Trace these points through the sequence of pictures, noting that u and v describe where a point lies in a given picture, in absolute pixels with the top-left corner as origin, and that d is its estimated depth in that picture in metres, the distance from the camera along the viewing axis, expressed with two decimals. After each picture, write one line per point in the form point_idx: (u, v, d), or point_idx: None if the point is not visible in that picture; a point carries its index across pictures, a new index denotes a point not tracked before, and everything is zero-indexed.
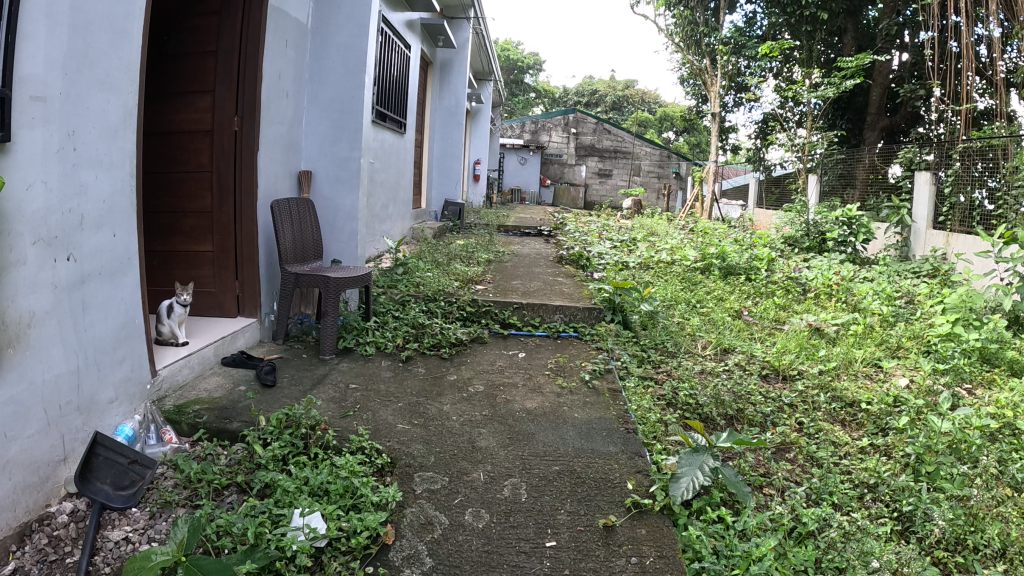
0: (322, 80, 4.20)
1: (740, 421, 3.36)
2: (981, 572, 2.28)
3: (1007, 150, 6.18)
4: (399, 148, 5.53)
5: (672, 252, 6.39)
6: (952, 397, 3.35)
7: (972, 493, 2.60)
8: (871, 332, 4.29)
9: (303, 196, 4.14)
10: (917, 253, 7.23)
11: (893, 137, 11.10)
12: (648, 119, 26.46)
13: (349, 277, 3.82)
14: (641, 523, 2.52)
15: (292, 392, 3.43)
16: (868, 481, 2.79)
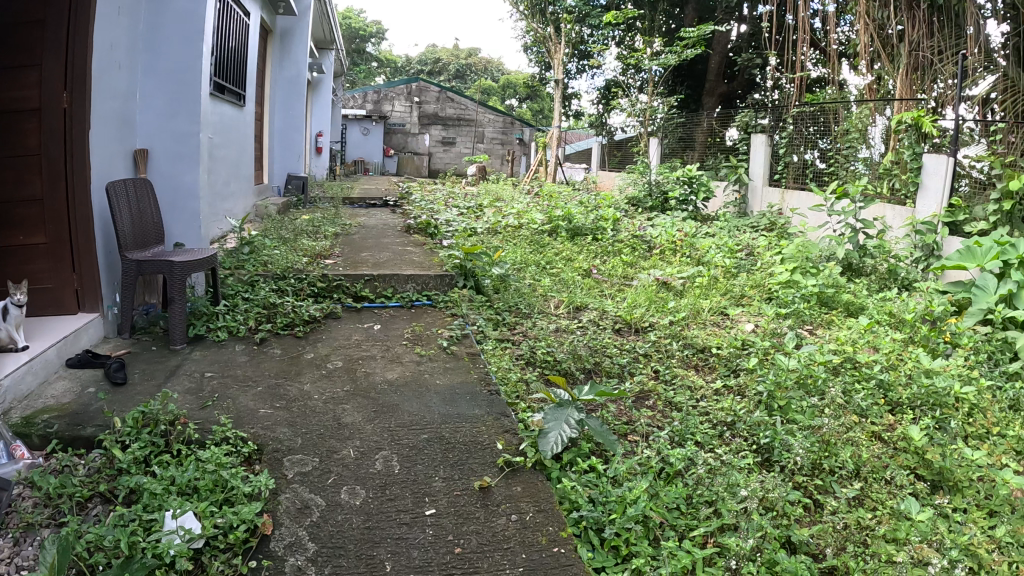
0: (157, 51, 3.88)
1: (598, 374, 3.25)
2: (837, 491, 2.36)
3: (838, 114, 6.82)
4: (239, 122, 5.21)
5: (519, 216, 6.54)
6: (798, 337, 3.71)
7: (823, 423, 2.71)
8: (716, 284, 4.66)
9: (141, 177, 3.81)
10: (754, 209, 7.85)
11: (731, 102, 11.79)
12: (490, 87, 26.00)
13: (195, 260, 3.44)
14: (516, 480, 2.17)
15: (146, 387, 3.02)
16: (726, 419, 2.79)
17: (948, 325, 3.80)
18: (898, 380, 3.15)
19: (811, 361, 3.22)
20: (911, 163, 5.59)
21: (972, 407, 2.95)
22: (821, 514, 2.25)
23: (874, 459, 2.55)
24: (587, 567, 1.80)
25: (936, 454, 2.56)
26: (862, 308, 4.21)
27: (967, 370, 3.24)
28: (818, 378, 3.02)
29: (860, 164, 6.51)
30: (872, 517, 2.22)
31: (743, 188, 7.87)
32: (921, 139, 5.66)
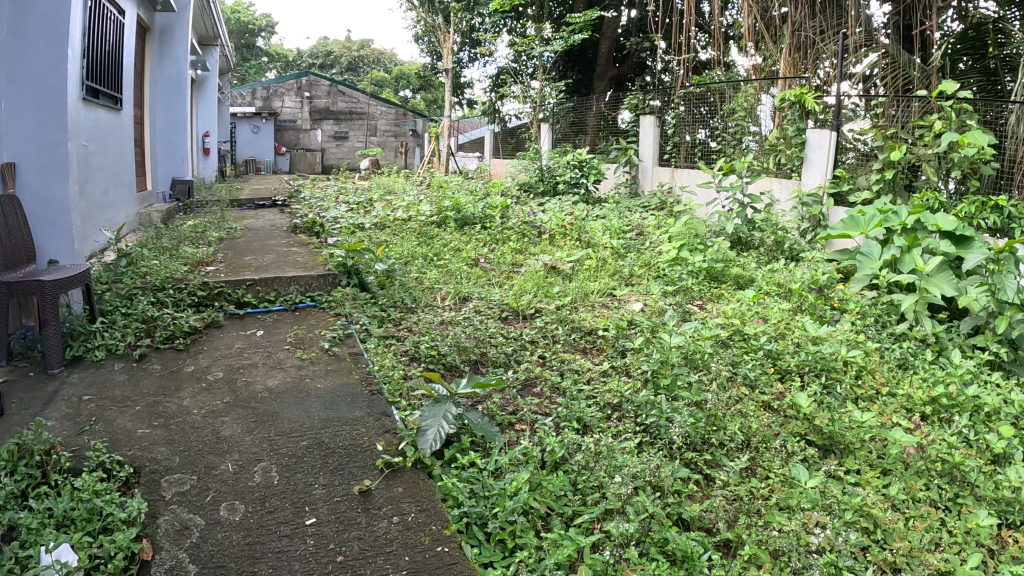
0: (22, 56, 3.65)
1: (485, 365, 3.10)
2: (728, 464, 2.34)
3: (724, 94, 6.90)
4: (115, 128, 4.96)
5: (407, 209, 6.40)
6: (683, 313, 3.72)
7: (706, 398, 2.68)
8: (605, 266, 4.63)
9: (9, 194, 3.55)
10: (645, 189, 7.94)
11: (622, 85, 11.76)
12: (384, 79, 23.75)
13: (66, 277, 3.21)
14: (397, 481, 2.11)
15: (21, 417, 2.68)
16: (612, 401, 2.72)
17: (836, 291, 3.89)
18: (786, 349, 3.18)
19: (697, 337, 3.19)
20: (796, 138, 5.73)
21: (860, 369, 3.03)
22: (712, 488, 2.23)
23: (763, 428, 2.57)
24: (473, 565, 1.76)
25: (824, 419, 2.59)
26: (751, 280, 4.32)
27: (850, 334, 3.33)
28: (703, 351, 2.99)
29: (754, 140, 6.56)
30: (762, 486, 2.23)
31: (635, 169, 7.95)
32: (805, 116, 5.75)
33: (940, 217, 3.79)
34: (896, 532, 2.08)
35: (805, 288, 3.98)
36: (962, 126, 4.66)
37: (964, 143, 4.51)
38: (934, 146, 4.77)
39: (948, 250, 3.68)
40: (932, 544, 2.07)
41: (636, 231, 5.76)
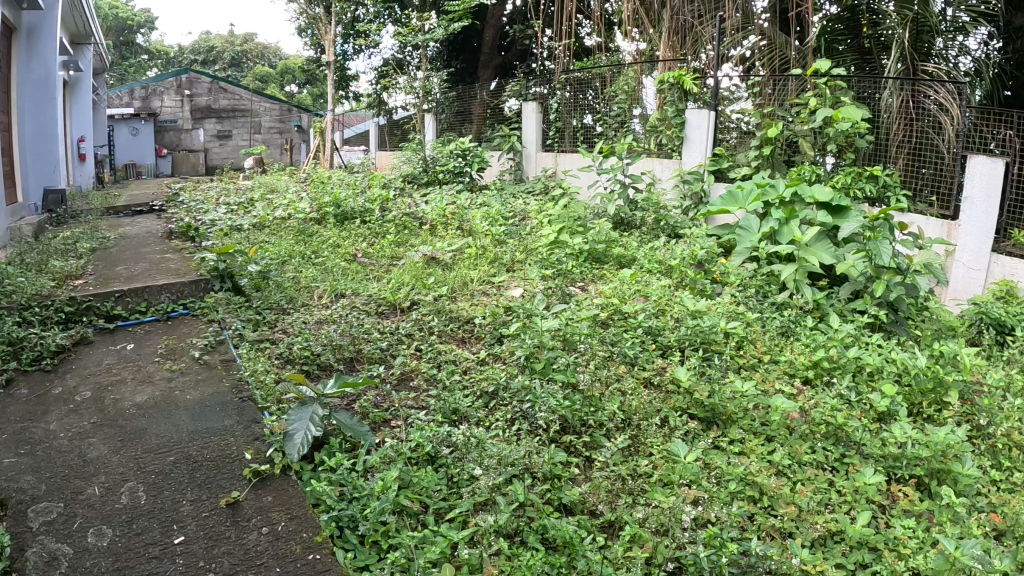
0: None
1: (360, 362, 3.05)
2: (606, 444, 2.40)
3: (605, 79, 6.99)
4: None
5: (287, 207, 6.21)
6: (562, 296, 3.72)
7: (581, 379, 2.72)
8: (484, 254, 4.61)
9: None
10: (529, 175, 8.05)
11: (508, 70, 11.77)
12: (268, 74, 22.69)
13: None
14: (267, 488, 2.08)
15: None
16: (487, 388, 2.68)
17: (717, 265, 4.06)
18: (665, 325, 3.27)
19: (573, 319, 3.21)
20: (675, 119, 5.98)
21: (741, 339, 3.19)
22: (592, 468, 2.28)
23: (645, 405, 2.62)
24: (346, 568, 1.75)
25: (704, 393, 2.67)
26: (633, 259, 4.47)
27: (730, 307, 3.48)
28: (578, 333, 3.04)
29: (640, 124, 6.63)
30: (645, 464, 2.28)
31: (518, 155, 7.97)
32: (683, 96, 6.03)
33: (817, 189, 4.02)
34: (782, 499, 2.18)
35: (686, 264, 4.13)
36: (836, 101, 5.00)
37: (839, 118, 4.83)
38: (809, 122, 5.12)
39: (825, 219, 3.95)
40: (820, 506, 2.20)
41: (519, 216, 5.90)
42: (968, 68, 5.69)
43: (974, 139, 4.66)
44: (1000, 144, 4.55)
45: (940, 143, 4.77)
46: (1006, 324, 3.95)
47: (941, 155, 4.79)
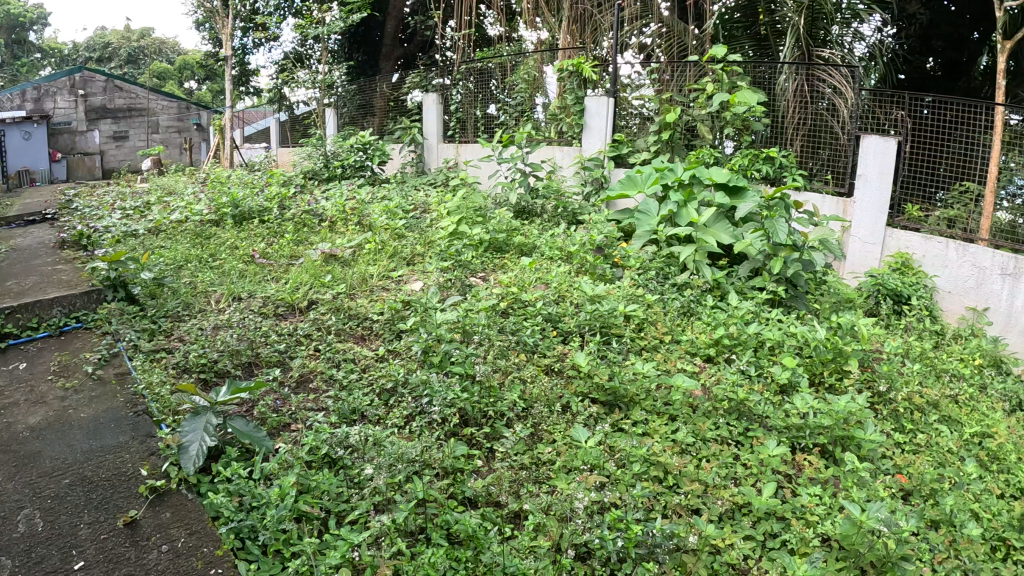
0: None
1: (258, 367, 3.16)
2: (507, 434, 2.69)
3: (506, 70, 7.20)
4: None
5: (183, 209, 6.03)
6: (460, 288, 4.07)
7: (478, 370, 3.01)
8: (382, 249, 4.85)
9: None
10: (431, 167, 8.08)
11: (411, 62, 11.72)
12: (166, 69, 21.91)
13: None
14: (165, 505, 2.17)
15: None
16: (387, 385, 2.93)
17: (617, 249, 4.71)
18: (566, 311, 3.72)
19: (470, 311, 3.54)
20: (574, 106, 6.51)
21: (639, 320, 3.70)
22: (494, 461, 2.57)
23: (549, 393, 2.97)
24: None
25: (605, 377, 3.04)
26: (533, 247, 4.93)
27: (629, 292, 4.02)
28: (474, 324, 3.36)
29: (543, 111, 6.88)
30: (548, 452, 2.60)
31: (419, 148, 7.97)
32: (582, 84, 6.58)
33: (714, 172, 4.69)
34: (686, 476, 2.55)
35: (585, 249, 4.70)
36: (731, 86, 5.71)
37: (734, 102, 5.61)
38: (706, 107, 5.82)
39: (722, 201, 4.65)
40: (726, 480, 2.59)
41: (421, 209, 6.11)
42: (863, 53, 6.40)
43: (866, 121, 5.46)
44: (890, 126, 5.32)
45: (835, 126, 5.59)
46: (904, 295, 4.92)
47: (836, 136, 5.60)
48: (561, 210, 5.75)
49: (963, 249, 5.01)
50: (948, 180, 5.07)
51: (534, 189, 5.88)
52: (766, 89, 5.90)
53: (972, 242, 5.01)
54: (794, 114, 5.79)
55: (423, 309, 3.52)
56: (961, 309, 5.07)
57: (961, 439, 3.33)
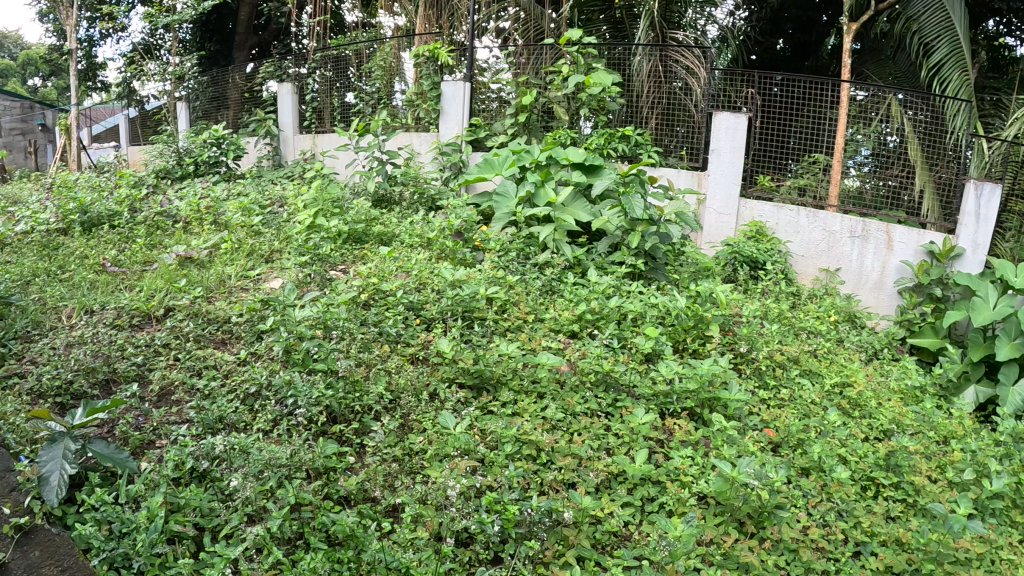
0: None
1: (116, 382, 3.26)
2: (376, 428, 3.19)
3: (362, 55, 7.14)
4: None
5: (27, 217, 5.63)
6: (320, 283, 4.19)
7: (340, 365, 3.44)
8: (239, 247, 4.81)
9: None
10: (289, 159, 7.80)
11: (266, 52, 11.33)
12: (6, 66, 20.46)
13: None
14: (32, 545, 2.29)
15: None
16: (250, 390, 3.25)
17: (477, 232, 4.99)
18: (428, 298, 4.21)
19: (331, 304, 3.89)
20: (431, 92, 6.47)
21: (504, 303, 4.27)
22: (363, 459, 3.06)
23: (416, 381, 3.54)
24: None
25: (468, 362, 3.66)
26: (393, 236, 5.06)
27: (490, 273, 4.51)
28: (336, 319, 3.75)
29: (401, 97, 6.84)
30: (419, 441, 3.17)
31: (275, 140, 7.67)
32: (439, 70, 6.56)
33: (570, 153, 5.10)
34: (560, 452, 3.22)
35: (445, 235, 4.94)
36: (588, 68, 5.79)
37: (589, 83, 5.67)
38: (563, 88, 5.87)
39: (579, 180, 5.09)
40: (599, 451, 3.30)
41: (279, 204, 5.96)
42: (716, 35, 6.81)
43: (718, 99, 5.73)
44: (742, 103, 5.66)
45: (690, 104, 5.78)
46: (759, 260, 5.27)
47: (690, 113, 5.79)
48: (419, 197, 5.86)
49: (813, 215, 5.46)
50: (798, 152, 5.59)
51: (392, 177, 5.89)
52: (621, 69, 6.06)
53: (822, 208, 5.51)
54: (649, 94, 5.95)
55: (281, 309, 3.70)
56: (813, 270, 5.53)
57: (823, 390, 4.06)
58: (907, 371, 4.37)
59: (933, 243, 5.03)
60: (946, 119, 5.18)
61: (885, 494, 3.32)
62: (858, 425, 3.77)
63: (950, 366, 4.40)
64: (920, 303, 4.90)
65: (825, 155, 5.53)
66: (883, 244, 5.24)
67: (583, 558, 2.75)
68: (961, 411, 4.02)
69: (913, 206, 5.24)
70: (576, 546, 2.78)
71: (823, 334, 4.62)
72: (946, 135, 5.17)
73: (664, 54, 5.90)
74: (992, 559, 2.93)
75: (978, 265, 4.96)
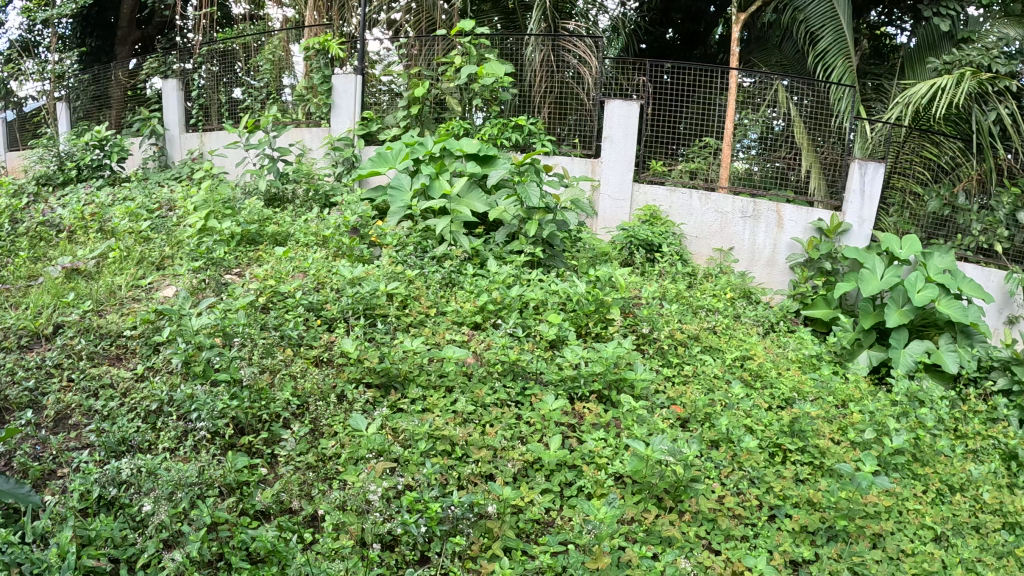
0: None
1: (7, 411, 3.02)
2: (286, 436, 3.08)
3: (249, 48, 6.91)
4: None
5: None
6: (215, 287, 4.00)
7: (243, 375, 3.23)
8: (128, 256, 4.52)
9: None
10: (176, 159, 7.45)
11: (150, 46, 10.53)
12: None
13: None
14: None
15: None
16: (152, 407, 3.02)
17: (373, 228, 4.89)
18: (327, 299, 4.04)
19: (228, 311, 3.63)
20: (322, 86, 6.38)
21: (404, 298, 4.18)
22: (278, 469, 2.95)
23: (324, 385, 3.39)
24: None
25: (376, 360, 3.52)
26: (287, 236, 4.91)
27: (388, 269, 4.37)
28: (235, 325, 3.51)
29: (290, 93, 6.68)
30: (331, 445, 3.07)
31: (160, 140, 7.31)
32: (331, 63, 6.43)
33: (464, 143, 5.08)
34: (475, 445, 3.15)
35: (341, 232, 4.81)
36: (479, 59, 5.83)
37: (482, 74, 5.73)
38: (454, 79, 5.89)
39: (473, 171, 5.02)
40: (512, 441, 3.26)
41: (166, 207, 5.68)
42: (607, 24, 7.08)
43: (609, 88, 5.89)
44: (632, 91, 5.82)
45: (582, 93, 5.93)
46: (655, 244, 5.45)
47: (582, 102, 5.94)
48: (312, 194, 5.68)
49: (705, 197, 5.72)
50: (688, 137, 5.82)
51: (284, 175, 5.75)
52: (513, 60, 6.09)
53: (714, 190, 5.78)
54: (540, 82, 6.01)
55: (176, 318, 3.42)
56: (706, 251, 5.80)
57: (724, 364, 4.24)
58: (803, 341, 4.68)
59: (821, 221, 5.42)
60: (831, 103, 5.63)
61: (792, 458, 3.53)
62: (761, 396, 3.96)
63: (844, 334, 4.81)
64: (812, 276, 5.31)
65: (716, 139, 5.81)
66: (774, 223, 5.60)
67: (510, 548, 2.78)
68: (856, 375, 4.33)
69: (799, 185, 5.66)
70: (501, 537, 2.78)
71: (720, 311, 4.87)
72: (831, 118, 5.60)
73: (555, 44, 5.97)
74: (899, 510, 3.21)
75: (864, 239, 5.42)
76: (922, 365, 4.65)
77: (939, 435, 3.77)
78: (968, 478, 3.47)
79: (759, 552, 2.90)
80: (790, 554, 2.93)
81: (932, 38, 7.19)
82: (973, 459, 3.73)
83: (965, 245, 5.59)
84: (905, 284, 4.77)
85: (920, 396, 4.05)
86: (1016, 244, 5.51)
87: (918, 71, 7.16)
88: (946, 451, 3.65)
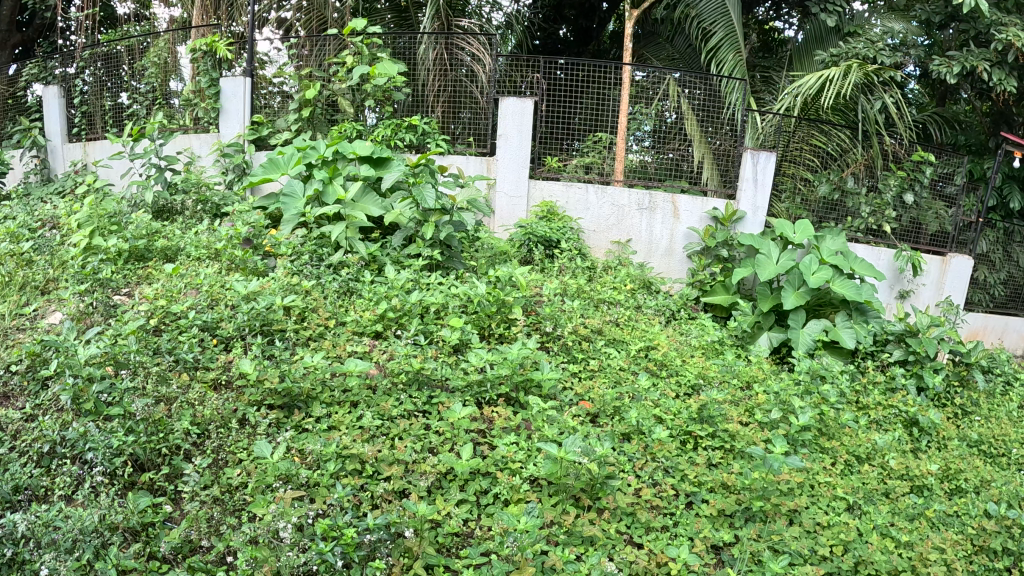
0: None
1: None
2: (188, 467, 2.80)
3: (134, 51, 6.61)
4: None
5: None
6: (104, 312, 3.75)
7: (137, 408, 2.92)
8: (10, 280, 4.22)
9: None
10: (58, 171, 7.24)
11: (31, 49, 9.72)
12: None
13: None
14: None
15: None
16: (43, 449, 2.74)
17: (266, 238, 4.74)
18: (222, 316, 3.74)
19: (118, 337, 3.34)
20: (209, 89, 6.05)
21: (301, 310, 3.88)
22: (181, 506, 2.67)
23: (221, 411, 3.05)
24: None
25: (276, 380, 3.20)
26: (178, 249, 4.74)
27: (284, 281, 4.14)
28: (128, 353, 3.20)
29: (177, 97, 6.42)
30: (237, 474, 2.77)
31: (41, 151, 7.09)
32: (217, 64, 6.11)
33: (357, 146, 4.93)
34: (385, 461, 2.89)
35: (233, 245, 4.63)
36: (372, 58, 5.66)
37: (374, 74, 5.59)
38: (346, 81, 5.71)
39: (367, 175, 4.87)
40: (424, 453, 3.00)
41: (50, 225, 5.43)
42: (501, 22, 7.02)
43: (503, 85, 5.93)
44: (526, 88, 5.91)
45: (475, 90, 5.93)
46: (553, 239, 5.54)
47: (475, 100, 5.94)
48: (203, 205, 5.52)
49: (601, 192, 5.87)
50: (581, 131, 5.92)
51: (171, 185, 5.56)
52: (405, 58, 6.00)
53: (608, 184, 5.95)
54: (434, 82, 5.98)
55: (63, 351, 3.09)
56: (604, 244, 5.94)
57: (630, 356, 4.26)
58: (705, 329, 4.89)
59: (716, 210, 5.74)
60: (722, 96, 5.90)
61: (703, 444, 3.49)
62: (669, 385, 3.98)
63: (745, 318, 5.07)
64: (709, 264, 5.60)
65: (609, 134, 5.89)
66: (670, 214, 5.84)
67: (431, 565, 2.53)
68: (757, 357, 4.57)
69: (693, 175, 5.90)
70: (422, 556, 2.51)
71: (621, 303, 4.96)
72: (721, 110, 5.88)
73: (448, 42, 5.98)
74: (811, 484, 3.30)
75: (757, 225, 5.82)
76: (820, 343, 4.97)
77: (841, 409, 4.00)
78: (872, 448, 3.70)
79: (681, 541, 2.80)
80: (710, 539, 2.88)
81: (819, 33, 7.64)
82: (876, 429, 4.03)
83: (856, 227, 6.09)
84: (800, 268, 5.09)
85: (820, 373, 4.33)
86: (901, 223, 6.16)
87: (806, 64, 7.65)
88: (850, 424, 3.87)
